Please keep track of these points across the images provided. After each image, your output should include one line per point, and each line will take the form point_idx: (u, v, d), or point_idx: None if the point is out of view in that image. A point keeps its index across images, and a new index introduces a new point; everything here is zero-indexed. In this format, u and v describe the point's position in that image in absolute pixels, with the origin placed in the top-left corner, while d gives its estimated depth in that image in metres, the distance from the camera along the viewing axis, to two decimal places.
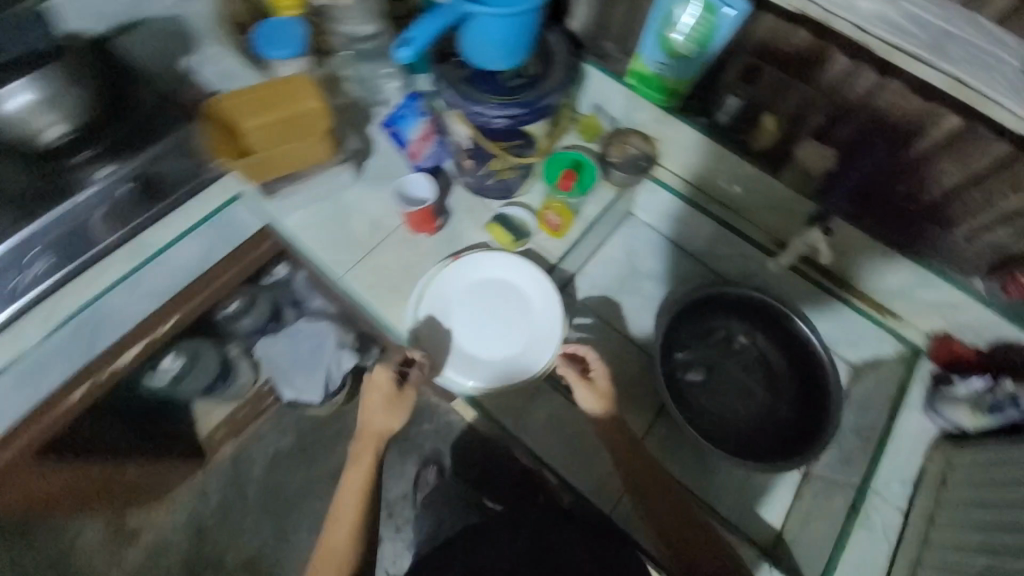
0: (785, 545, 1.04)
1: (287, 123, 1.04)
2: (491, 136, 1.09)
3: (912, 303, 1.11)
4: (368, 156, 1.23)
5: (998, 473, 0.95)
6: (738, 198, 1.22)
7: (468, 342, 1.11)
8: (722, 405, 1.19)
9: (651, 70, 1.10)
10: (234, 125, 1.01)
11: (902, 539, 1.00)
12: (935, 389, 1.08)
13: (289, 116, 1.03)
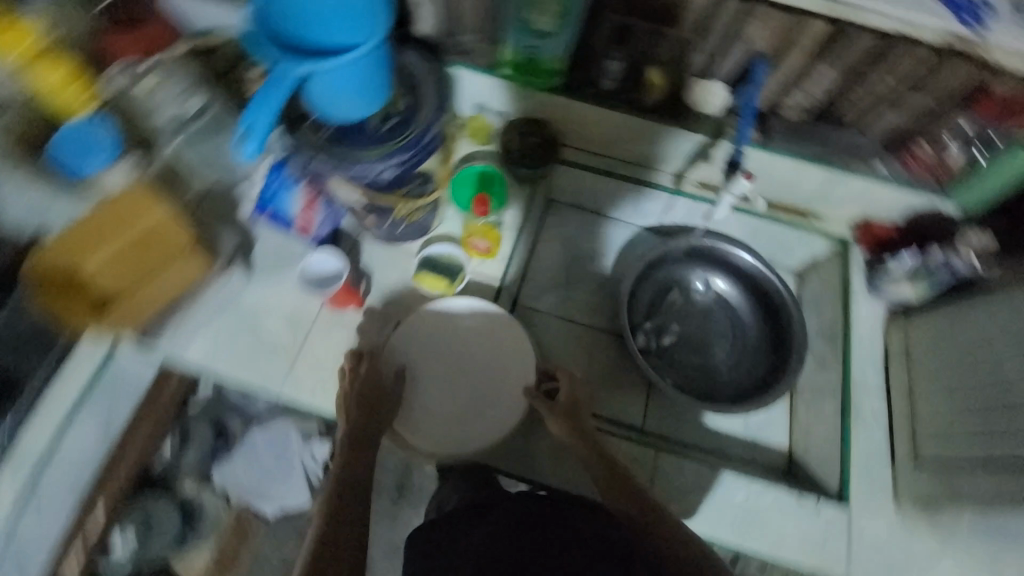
0: (798, 461, 1.09)
1: (135, 246, 0.89)
2: (385, 189, 0.96)
3: (830, 202, 1.14)
4: (254, 246, 1.07)
5: (955, 335, 0.98)
6: (644, 153, 1.20)
7: (427, 409, 0.98)
8: (703, 357, 1.19)
9: (524, 56, 1.05)
10: (76, 273, 0.86)
11: (892, 426, 1.02)
12: (874, 273, 1.11)
13: (133, 239, 0.88)
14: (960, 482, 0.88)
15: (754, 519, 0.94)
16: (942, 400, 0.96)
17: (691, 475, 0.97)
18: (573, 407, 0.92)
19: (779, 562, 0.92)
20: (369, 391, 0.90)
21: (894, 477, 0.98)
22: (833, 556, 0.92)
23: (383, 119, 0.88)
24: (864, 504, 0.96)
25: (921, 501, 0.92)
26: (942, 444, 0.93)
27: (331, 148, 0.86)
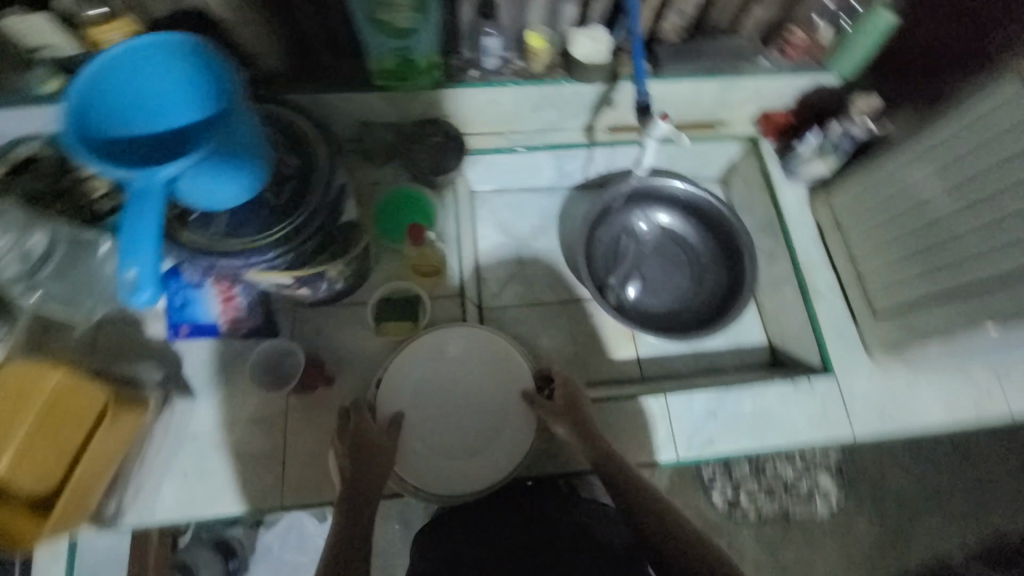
0: (780, 349, 1.19)
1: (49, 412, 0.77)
2: (302, 263, 0.81)
3: (730, 106, 1.17)
4: (185, 363, 0.96)
5: (874, 189, 1.04)
6: (547, 117, 1.16)
7: (432, 453, 0.92)
8: (670, 290, 1.23)
9: (395, 60, 0.97)
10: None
11: (846, 290, 1.10)
12: (788, 158, 1.16)
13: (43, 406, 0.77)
14: (917, 318, 0.95)
15: (766, 419, 1.01)
16: (883, 252, 1.03)
17: (702, 404, 1.01)
18: (577, 407, 0.87)
19: (798, 447, 1.00)
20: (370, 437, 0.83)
21: (860, 333, 1.07)
22: (837, 421, 1.01)
23: (274, 188, 0.74)
24: (846, 367, 1.05)
25: (889, 346, 1.01)
26: (893, 293, 1.01)
27: (230, 242, 0.72)
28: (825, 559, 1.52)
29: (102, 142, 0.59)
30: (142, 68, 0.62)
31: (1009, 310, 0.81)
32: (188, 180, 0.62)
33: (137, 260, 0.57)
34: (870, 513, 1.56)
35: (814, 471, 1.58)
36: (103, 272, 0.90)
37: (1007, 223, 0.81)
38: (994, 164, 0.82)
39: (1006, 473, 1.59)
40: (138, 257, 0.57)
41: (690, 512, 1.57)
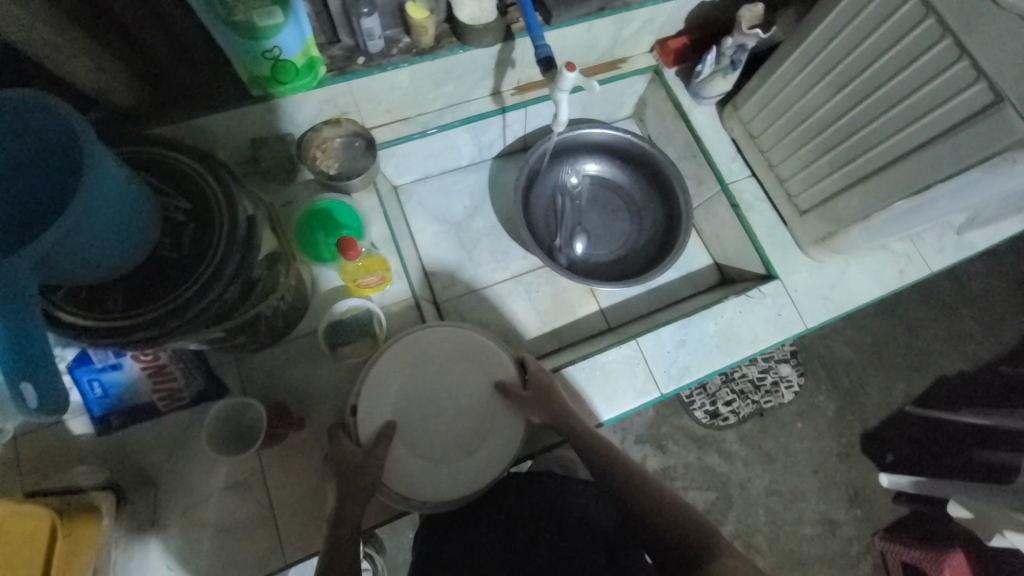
0: (726, 265, 1.25)
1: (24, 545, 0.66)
2: (230, 314, 0.71)
3: (627, 41, 1.17)
4: (133, 447, 0.86)
5: (775, 98, 1.07)
6: (451, 91, 1.10)
7: (429, 462, 0.87)
8: (614, 236, 1.24)
9: (269, 65, 0.85)
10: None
11: (771, 195, 1.16)
12: (692, 83, 1.19)
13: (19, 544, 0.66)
14: (835, 208, 1.02)
15: (730, 335, 1.06)
16: (795, 154, 1.08)
17: (671, 337, 1.05)
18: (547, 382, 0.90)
19: (763, 352, 1.06)
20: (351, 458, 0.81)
21: (791, 232, 1.14)
22: (790, 318, 1.09)
23: (174, 239, 0.65)
24: (786, 267, 1.12)
25: (818, 240, 1.08)
26: (813, 190, 1.07)
27: (136, 314, 0.61)
28: (800, 439, 1.68)
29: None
30: None
31: (909, 186, 0.88)
32: (57, 256, 0.51)
33: (30, 371, 0.47)
34: (829, 388, 1.72)
35: (776, 365, 1.71)
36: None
37: (895, 107, 0.86)
38: (875, 52, 0.86)
39: (929, 321, 1.80)
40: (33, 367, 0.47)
41: (680, 433, 1.67)
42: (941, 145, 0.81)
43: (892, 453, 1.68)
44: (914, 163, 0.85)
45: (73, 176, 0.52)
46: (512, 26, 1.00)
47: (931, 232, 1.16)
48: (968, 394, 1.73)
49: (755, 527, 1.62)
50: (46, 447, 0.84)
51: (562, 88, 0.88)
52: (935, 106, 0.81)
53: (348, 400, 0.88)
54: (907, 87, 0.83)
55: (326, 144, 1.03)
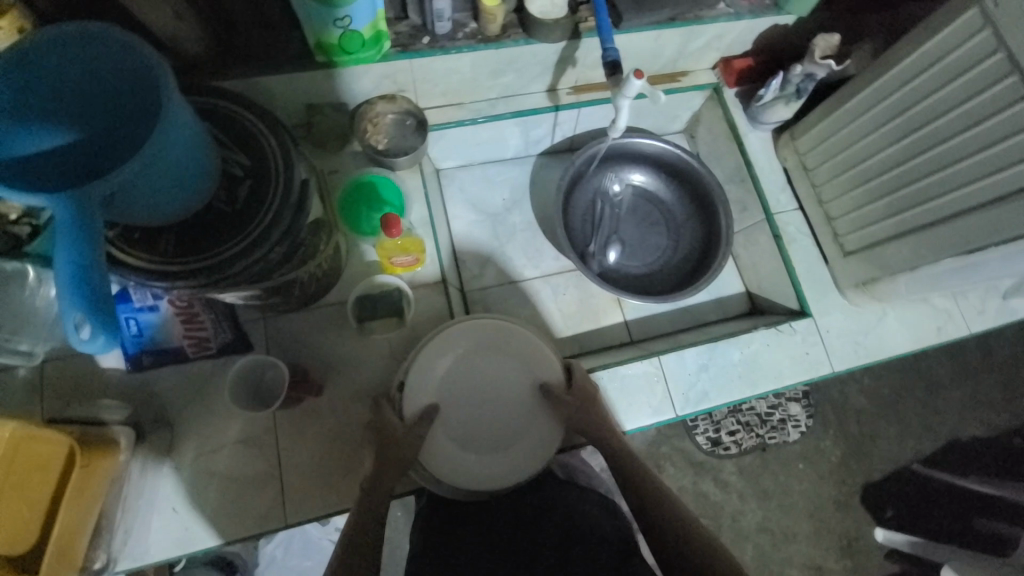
0: (758, 295, 1.23)
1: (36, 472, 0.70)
2: (270, 274, 0.72)
3: (691, 55, 1.15)
4: (155, 389, 0.88)
5: (837, 134, 1.04)
6: (509, 83, 1.09)
7: (456, 444, 0.89)
8: (647, 250, 1.22)
9: (339, 33, 0.85)
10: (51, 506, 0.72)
11: (816, 232, 1.14)
12: (751, 106, 1.16)
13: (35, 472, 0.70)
14: (883, 254, 0.99)
15: (754, 366, 1.05)
16: (848, 193, 1.05)
17: (694, 360, 1.03)
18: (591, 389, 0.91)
19: (785, 388, 1.04)
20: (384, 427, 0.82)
21: (831, 271, 1.12)
22: (818, 359, 1.07)
23: (229, 193, 0.66)
24: (821, 306, 1.09)
25: (858, 283, 1.06)
26: (861, 233, 1.04)
27: (185, 261, 0.63)
28: (801, 480, 1.66)
29: (8, 172, 0.49)
30: (52, 68, 0.51)
31: (963, 243, 0.85)
32: (122, 196, 0.52)
33: (87, 299, 0.47)
34: (838, 433, 1.69)
35: (786, 403, 1.69)
36: (37, 304, 0.81)
37: (961, 160, 0.83)
38: (951, 101, 0.83)
39: (950, 382, 1.76)
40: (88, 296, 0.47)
41: (678, 455, 1.65)
42: (1005, 208, 0.78)
43: (892, 509, 1.64)
44: (974, 220, 0.82)
45: (147, 119, 0.53)
46: (581, 25, 0.99)
47: (975, 292, 1.13)
48: (980, 461, 1.69)
49: (741, 560, 1.60)
50: (70, 377, 0.86)
51: (626, 95, 0.87)
52: (1005, 166, 0.78)
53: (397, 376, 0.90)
54: (978, 142, 0.80)
55: (378, 118, 1.03)
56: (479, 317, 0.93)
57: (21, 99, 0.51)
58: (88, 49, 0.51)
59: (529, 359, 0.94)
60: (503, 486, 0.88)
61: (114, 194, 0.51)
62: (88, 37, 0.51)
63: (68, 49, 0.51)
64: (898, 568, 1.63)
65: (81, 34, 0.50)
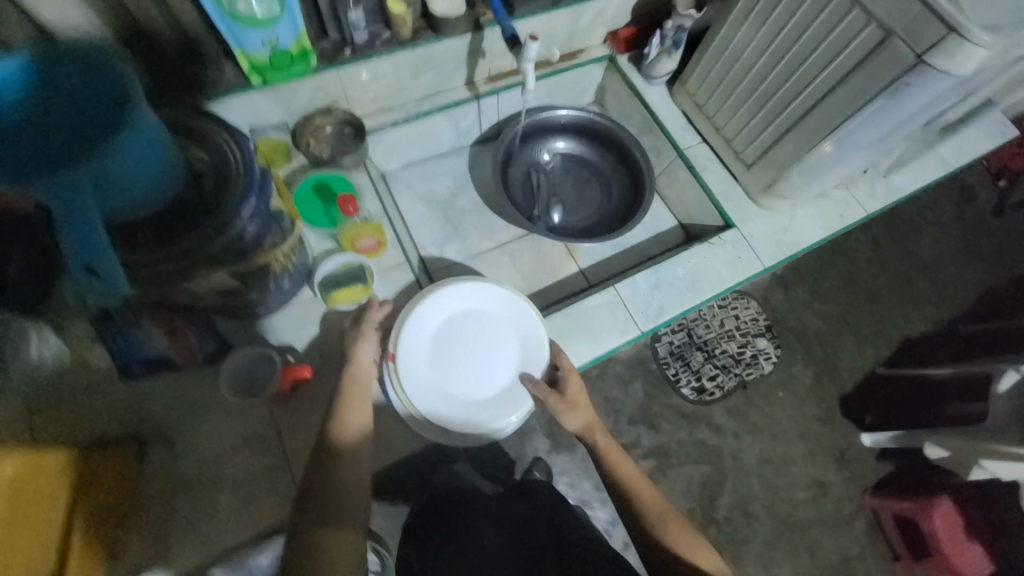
0: (692, 224, 1.37)
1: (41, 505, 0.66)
2: (248, 255, 0.79)
3: (582, 33, 1.32)
4: (150, 402, 0.91)
5: (713, 70, 1.22)
6: (430, 80, 1.22)
7: (450, 395, 0.97)
8: (585, 204, 1.36)
9: (268, 53, 0.97)
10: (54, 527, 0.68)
11: (722, 156, 1.31)
12: (643, 66, 1.35)
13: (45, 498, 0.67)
14: (776, 156, 1.16)
15: (698, 276, 1.18)
16: (737, 116, 1.22)
17: (646, 282, 1.15)
18: (575, 394, 0.91)
19: (729, 290, 1.17)
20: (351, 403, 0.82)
21: (743, 186, 1.28)
22: (750, 260, 1.21)
23: (195, 185, 0.73)
24: (741, 217, 1.26)
25: (765, 189, 1.22)
26: (755, 145, 1.21)
27: (166, 249, 0.69)
28: (782, 404, 1.78)
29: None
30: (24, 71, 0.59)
31: (831, 126, 1.02)
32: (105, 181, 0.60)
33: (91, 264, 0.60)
34: (805, 357, 1.84)
35: (753, 339, 1.83)
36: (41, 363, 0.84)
37: (807, 59, 1.00)
38: (789, 12, 1.00)
39: (889, 288, 1.94)
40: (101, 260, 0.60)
41: (670, 411, 1.75)
42: (852, 81, 0.94)
43: (870, 414, 1.79)
44: (833, 101, 0.99)
45: (112, 115, 0.61)
46: (481, 19, 1.14)
47: (864, 179, 1.32)
48: (932, 352, 1.86)
49: (752, 494, 1.70)
50: (64, 413, 0.88)
51: (528, 59, 1.02)
52: (840, 50, 0.94)
53: (388, 348, 0.96)
54: (815, 39, 0.98)
55: (318, 131, 1.14)
56: (450, 281, 1.01)
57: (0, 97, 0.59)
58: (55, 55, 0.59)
59: (507, 307, 1.02)
60: (495, 426, 0.97)
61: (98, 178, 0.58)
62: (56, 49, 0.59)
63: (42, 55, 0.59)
64: (894, 467, 1.76)
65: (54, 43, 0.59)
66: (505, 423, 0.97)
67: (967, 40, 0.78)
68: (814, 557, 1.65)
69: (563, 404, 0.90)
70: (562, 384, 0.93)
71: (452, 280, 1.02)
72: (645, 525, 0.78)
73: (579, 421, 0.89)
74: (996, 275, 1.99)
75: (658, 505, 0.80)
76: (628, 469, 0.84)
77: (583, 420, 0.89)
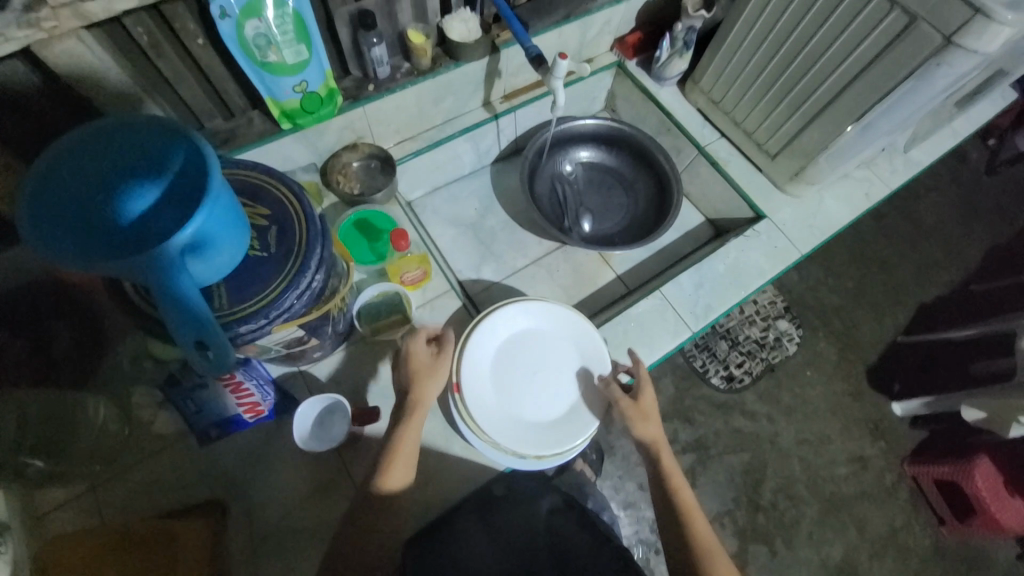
0: (720, 218, 1.39)
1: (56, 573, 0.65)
2: (317, 302, 0.78)
3: (591, 42, 1.33)
4: (223, 462, 0.89)
5: (728, 67, 1.24)
6: (450, 105, 1.22)
7: (514, 418, 0.97)
8: (611, 212, 1.36)
9: (298, 97, 0.96)
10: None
11: (743, 149, 1.32)
12: (654, 69, 1.36)
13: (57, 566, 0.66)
14: (801, 145, 1.17)
15: (738, 270, 1.18)
16: (756, 109, 1.24)
17: (689, 282, 1.16)
18: (649, 404, 0.90)
19: (770, 280, 1.18)
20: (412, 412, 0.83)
21: (768, 176, 1.30)
22: (786, 249, 1.22)
23: (262, 239, 0.73)
24: (771, 206, 1.27)
25: (792, 176, 1.23)
26: (778, 135, 1.22)
27: (248, 307, 0.69)
28: (810, 383, 1.79)
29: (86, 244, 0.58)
30: (103, 155, 0.61)
31: (859, 110, 1.03)
32: (193, 247, 0.60)
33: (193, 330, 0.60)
34: (827, 333, 1.85)
35: (774, 322, 1.84)
36: (100, 431, 0.84)
37: (829, 47, 1.02)
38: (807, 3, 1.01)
39: (899, 257, 1.96)
40: (202, 324, 0.60)
41: (703, 403, 1.76)
42: (878, 65, 0.96)
43: (898, 383, 1.79)
44: (860, 86, 1.00)
45: (188, 182, 0.62)
46: (498, 39, 1.14)
47: (882, 157, 1.34)
48: (949, 314, 1.87)
49: (794, 476, 1.70)
50: (132, 486, 0.85)
51: (557, 76, 1.05)
52: (864, 37, 0.96)
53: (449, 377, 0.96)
54: (837, 27, 0.99)
55: (346, 168, 1.15)
56: (503, 303, 1.02)
57: (81, 182, 0.60)
58: (128, 133, 0.61)
59: (566, 323, 1.03)
60: (566, 447, 0.95)
61: (188, 245, 0.59)
62: (130, 128, 0.61)
63: (116, 136, 0.61)
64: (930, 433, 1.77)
65: (127, 122, 0.61)
66: (576, 443, 0.95)
67: (993, 18, 0.80)
68: (864, 533, 1.64)
69: (636, 412, 0.90)
70: (636, 392, 0.92)
71: (506, 302, 1.03)
72: (690, 552, 0.78)
73: (649, 434, 0.89)
74: (999, 231, 2.00)
75: (707, 537, 0.80)
76: (683, 492, 0.84)
77: (654, 434, 0.89)
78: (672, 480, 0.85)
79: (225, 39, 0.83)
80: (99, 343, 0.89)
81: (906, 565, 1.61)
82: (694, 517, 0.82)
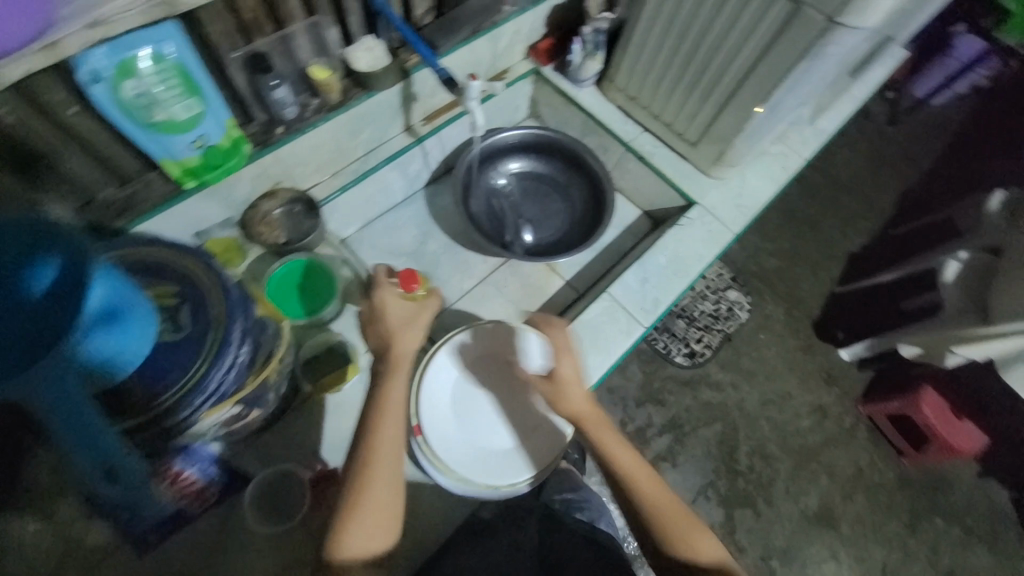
0: (655, 209, 1.42)
1: None
2: (246, 376, 0.73)
3: (505, 53, 1.32)
4: (174, 558, 0.83)
5: (639, 63, 1.27)
6: (370, 136, 1.18)
7: (484, 450, 0.95)
8: (552, 219, 1.37)
9: (198, 152, 0.90)
10: None
11: (666, 140, 1.36)
12: (569, 72, 1.38)
13: None
14: (718, 131, 1.22)
15: (678, 259, 1.21)
16: (672, 100, 1.27)
17: (634, 279, 1.18)
18: (563, 372, 0.89)
19: (710, 263, 1.21)
20: (381, 437, 0.76)
21: (693, 164, 1.34)
22: (719, 231, 1.27)
23: (172, 321, 0.67)
24: (700, 192, 1.31)
25: (715, 161, 1.28)
26: (695, 124, 1.26)
27: (159, 405, 0.64)
28: (765, 345, 1.88)
29: None
30: None
31: (764, 93, 1.08)
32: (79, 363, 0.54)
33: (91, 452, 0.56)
34: (773, 296, 1.95)
35: (725, 293, 1.90)
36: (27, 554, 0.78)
37: (729, 35, 1.05)
38: None
39: (825, 214, 2.09)
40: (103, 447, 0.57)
41: (670, 382, 1.81)
42: (775, 49, 1.00)
43: (841, 331, 1.91)
44: (762, 70, 1.05)
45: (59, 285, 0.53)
46: (407, 63, 1.10)
47: (793, 131, 1.42)
48: (877, 260, 2.00)
49: (764, 437, 1.77)
50: None
51: (472, 97, 1.06)
52: (758, 23, 1.00)
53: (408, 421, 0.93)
54: (733, 15, 1.02)
55: (268, 218, 1.08)
56: (453, 335, 1.00)
57: None
58: None
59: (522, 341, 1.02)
60: (533, 474, 0.93)
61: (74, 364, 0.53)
62: None
63: None
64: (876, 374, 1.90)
65: None
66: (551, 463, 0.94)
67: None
68: (834, 478, 1.74)
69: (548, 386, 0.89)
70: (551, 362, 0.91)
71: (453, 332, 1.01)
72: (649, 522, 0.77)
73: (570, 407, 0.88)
74: (908, 176, 2.16)
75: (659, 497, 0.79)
76: (622, 458, 0.82)
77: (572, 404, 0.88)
78: (643, 497, 0.79)
79: (100, 105, 0.76)
80: (20, 450, 0.78)
81: (875, 500, 1.72)
82: (650, 491, 0.79)
